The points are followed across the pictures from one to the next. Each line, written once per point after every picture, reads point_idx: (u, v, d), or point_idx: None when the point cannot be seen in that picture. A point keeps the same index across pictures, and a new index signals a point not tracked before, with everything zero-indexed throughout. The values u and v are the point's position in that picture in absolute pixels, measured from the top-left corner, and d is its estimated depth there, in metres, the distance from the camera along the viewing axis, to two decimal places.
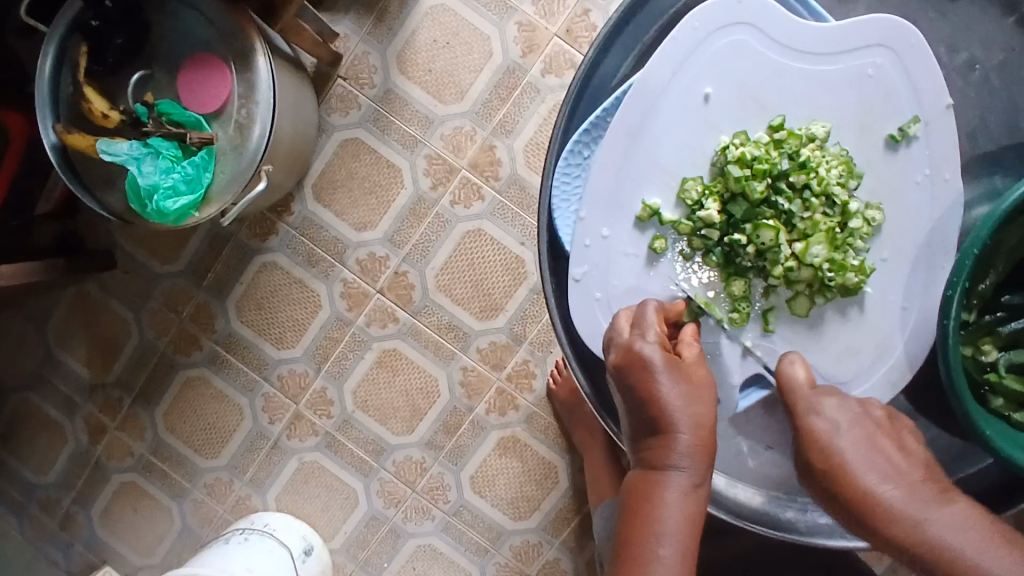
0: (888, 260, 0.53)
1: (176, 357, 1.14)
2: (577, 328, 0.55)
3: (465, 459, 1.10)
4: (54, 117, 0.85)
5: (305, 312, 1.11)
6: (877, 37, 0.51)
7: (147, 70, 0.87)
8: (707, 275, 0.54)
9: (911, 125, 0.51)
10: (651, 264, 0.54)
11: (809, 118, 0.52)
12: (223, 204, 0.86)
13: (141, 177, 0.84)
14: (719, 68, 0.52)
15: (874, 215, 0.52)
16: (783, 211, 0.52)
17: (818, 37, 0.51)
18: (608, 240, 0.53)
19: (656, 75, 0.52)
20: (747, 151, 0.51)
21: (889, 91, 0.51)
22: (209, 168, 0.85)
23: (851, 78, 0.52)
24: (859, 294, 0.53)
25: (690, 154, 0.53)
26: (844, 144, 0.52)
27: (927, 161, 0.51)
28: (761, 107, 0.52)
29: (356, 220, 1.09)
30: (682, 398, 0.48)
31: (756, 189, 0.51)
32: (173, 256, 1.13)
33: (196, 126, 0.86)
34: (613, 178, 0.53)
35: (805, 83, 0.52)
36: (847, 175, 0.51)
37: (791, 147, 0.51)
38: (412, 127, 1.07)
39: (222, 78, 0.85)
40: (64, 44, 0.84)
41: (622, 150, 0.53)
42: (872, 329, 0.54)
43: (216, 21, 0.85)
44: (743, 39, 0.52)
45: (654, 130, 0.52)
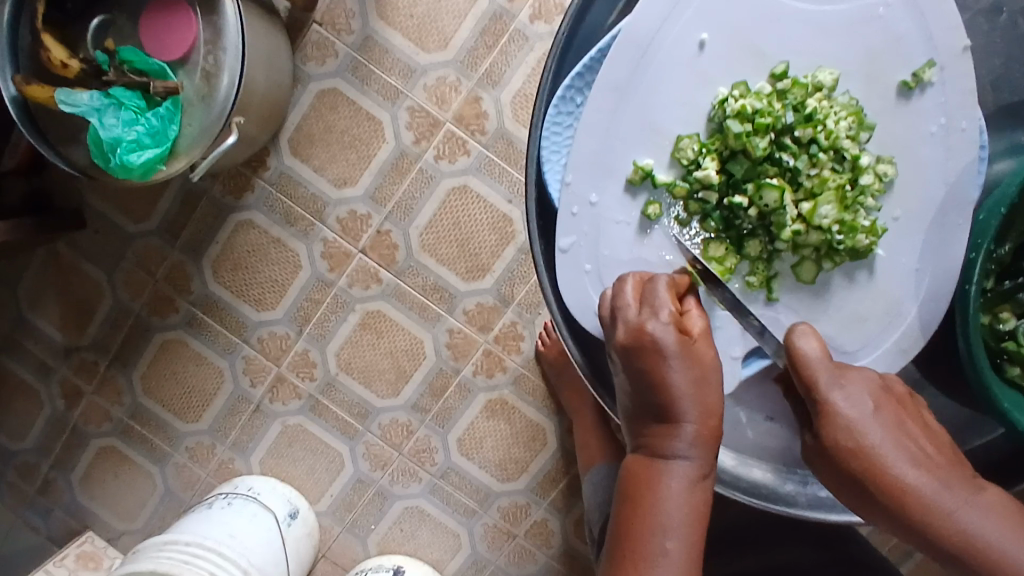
0: (901, 219, 0.50)
1: (152, 319, 1.10)
2: (567, 303, 0.51)
3: (453, 422, 1.08)
4: (12, 68, 0.78)
5: (285, 272, 1.07)
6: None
7: (107, 15, 0.81)
8: (706, 242, 0.51)
9: (926, 70, 0.47)
10: (643, 231, 0.50)
11: (814, 65, 0.48)
12: (192, 158, 0.81)
13: (103, 129, 0.78)
14: (715, 10, 0.48)
15: (885, 170, 0.48)
16: (788, 168, 0.49)
17: None
18: (598, 206, 0.50)
19: (646, 18, 0.47)
20: (748, 104, 0.47)
21: (902, 34, 0.47)
22: (175, 120, 0.79)
23: (862, 19, 0.47)
24: (869, 257, 0.50)
25: (686, 109, 0.49)
26: (853, 92, 0.48)
27: (942, 110, 0.48)
28: (763, 52, 0.48)
29: (335, 176, 1.04)
30: (692, 384, 0.46)
31: (759, 146, 0.48)
32: (145, 214, 1.07)
33: (160, 74, 0.79)
34: (604, 138, 0.49)
35: (809, 26, 0.47)
36: (857, 127, 0.48)
37: (795, 98, 0.48)
38: (393, 78, 1.01)
39: (187, 22, 0.78)
40: None
41: (611, 106, 0.48)
42: (882, 293, 0.51)
43: None
44: None
45: (646, 82, 0.48)
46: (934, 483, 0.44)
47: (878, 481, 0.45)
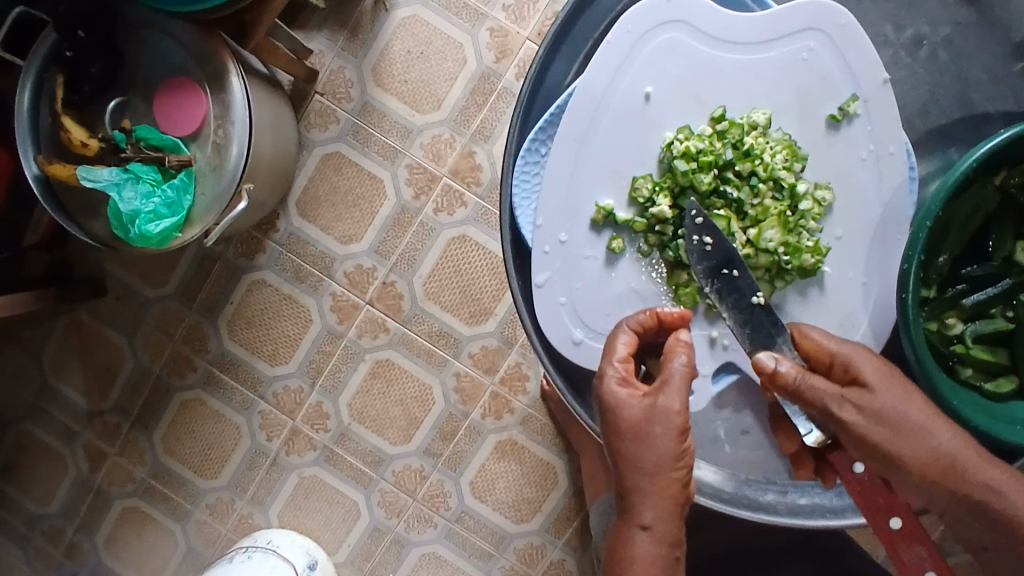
0: (844, 238, 0.55)
1: (172, 380, 1.15)
2: (547, 334, 0.56)
3: (464, 465, 1.11)
4: (35, 149, 0.86)
5: (297, 327, 1.12)
6: (808, 21, 0.53)
7: (123, 97, 0.88)
8: (663, 271, 0.56)
9: (850, 104, 0.53)
10: (610, 264, 0.56)
11: (748, 106, 0.54)
12: (206, 225, 0.87)
13: (122, 203, 0.83)
14: (657, 68, 0.54)
15: (823, 196, 0.54)
16: (733, 200, 0.55)
17: (750, 28, 0.53)
18: (567, 244, 0.55)
19: (597, 78, 0.53)
20: (692, 145, 0.53)
21: (825, 74, 0.53)
22: (189, 190, 0.86)
23: (789, 63, 0.54)
24: (818, 275, 0.56)
25: (638, 154, 0.55)
26: (785, 128, 0.54)
27: (869, 138, 0.53)
28: (704, 99, 0.54)
29: (342, 234, 1.09)
30: (635, 429, 0.50)
31: (703, 181, 0.53)
32: (164, 280, 1.13)
33: (174, 149, 0.86)
34: (567, 184, 0.55)
35: (744, 74, 0.54)
36: (791, 159, 0.54)
37: (733, 137, 0.53)
38: (391, 138, 1.08)
39: (196, 100, 0.85)
40: (42, 75, 0.85)
41: (571, 156, 0.54)
42: (835, 306, 0.56)
43: (189, 44, 0.85)
44: (678, 37, 0.54)
45: (600, 133, 0.54)
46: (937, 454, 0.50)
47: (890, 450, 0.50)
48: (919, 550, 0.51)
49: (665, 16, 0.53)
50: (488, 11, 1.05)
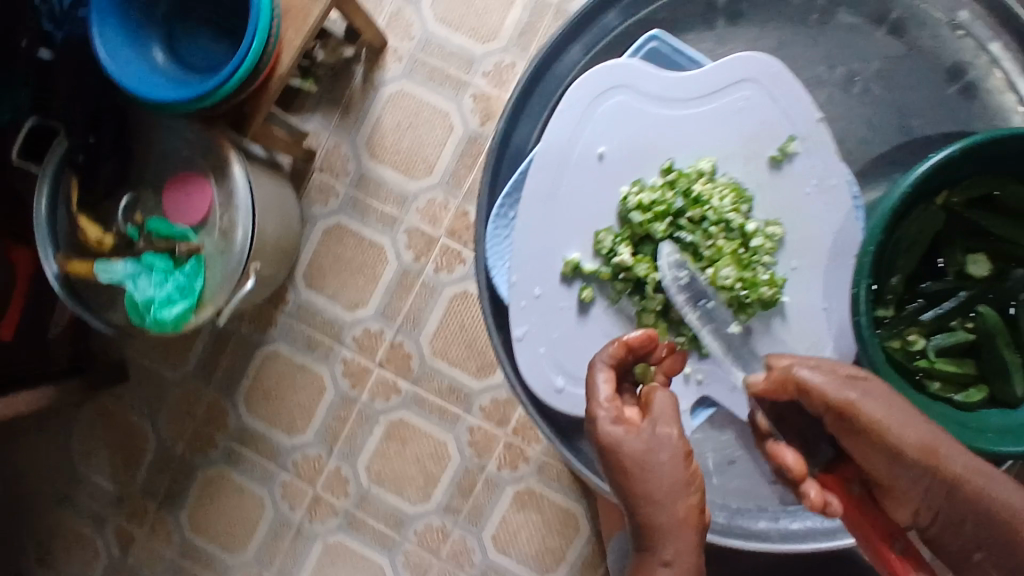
0: (799, 268, 0.60)
1: (194, 457, 1.18)
2: (530, 382, 0.61)
3: (484, 519, 1.11)
4: (54, 247, 0.93)
5: (312, 395, 1.15)
6: (742, 74, 0.59)
7: (134, 193, 0.93)
8: (632, 314, 0.61)
9: (788, 144, 0.60)
10: (583, 312, 0.61)
11: (695, 156, 0.61)
12: (217, 305, 0.90)
13: (138, 293, 0.89)
14: (610, 130, 0.60)
15: (774, 231, 0.60)
16: (689, 243, 0.61)
17: (689, 85, 0.60)
18: (541, 297, 0.60)
19: (554, 143, 0.60)
20: (644, 198, 0.59)
21: (762, 119, 0.60)
22: (200, 275, 0.90)
23: (729, 113, 0.60)
24: (779, 305, 0.60)
25: (600, 209, 0.61)
26: (732, 173, 0.61)
27: (810, 173, 0.60)
28: (654, 153, 0.61)
29: (348, 301, 1.14)
30: (641, 458, 0.49)
31: (659, 229, 0.60)
32: (181, 360, 1.18)
33: (184, 238, 0.91)
34: (536, 242, 0.60)
35: (688, 128, 0.60)
36: (738, 200, 0.60)
37: (682, 186, 0.60)
38: (389, 206, 1.13)
39: (202, 191, 0.91)
40: (57, 179, 0.92)
41: (537, 215, 0.60)
42: (801, 334, 0.60)
43: (193, 139, 0.91)
44: (625, 100, 0.60)
45: (562, 192, 0.60)
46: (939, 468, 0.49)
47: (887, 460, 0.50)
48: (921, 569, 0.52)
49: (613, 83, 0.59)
50: (470, 79, 1.10)
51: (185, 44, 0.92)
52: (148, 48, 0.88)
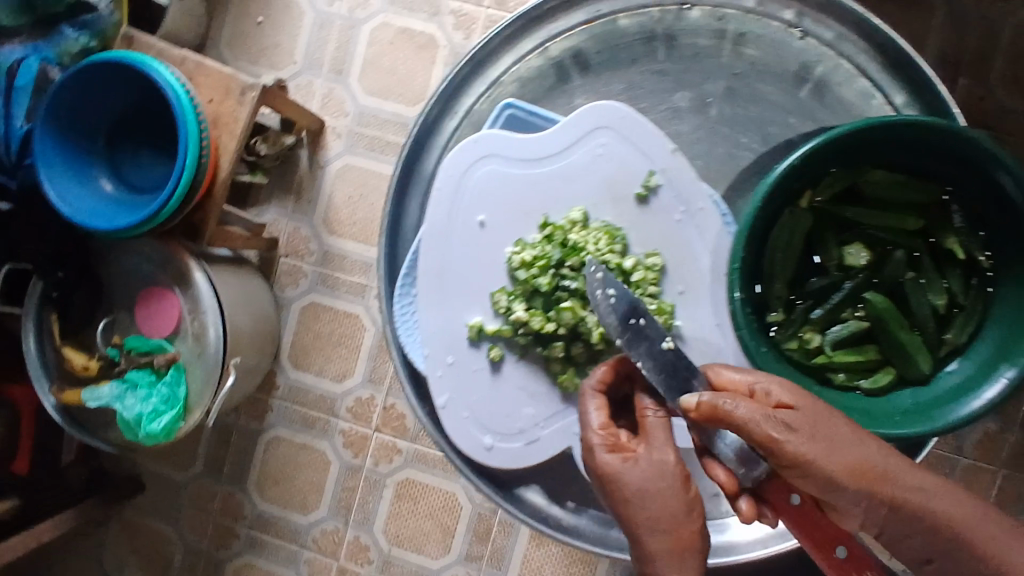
0: (686, 291, 0.65)
1: (219, 552, 1.21)
2: (460, 442, 0.67)
3: (507, 561, 1.12)
4: (49, 379, 0.97)
5: (318, 471, 1.17)
6: (595, 123, 0.65)
7: (110, 316, 0.98)
8: (541, 364, 0.67)
9: (650, 179, 0.65)
10: (496, 369, 0.67)
11: (567, 206, 0.66)
12: (203, 407, 0.94)
13: (127, 410, 0.92)
14: (487, 198, 0.67)
15: (654, 262, 0.65)
16: (575, 289, 0.65)
17: (546, 144, 0.65)
18: (455, 364, 0.67)
19: (438, 218, 0.67)
20: (526, 255, 0.65)
21: (621, 161, 0.66)
22: (181, 382, 0.94)
23: (590, 161, 0.66)
24: (675, 329, 0.65)
25: (492, 272, 0.67)
26: (604, 216, 0.66)
27: (675, 201, 0.65)
28: (531, 211, 0.67)
29: (335, 373, 1.17)
30: (640, 487, 0.54)
31: (543, 282, 0.65)
32: (190, 460, 1.21)
33: (161, 349, 0.95)
34: (440, 314, 0.67)
35: (556, 182, 0.66)
36: (612, 241, 0.64)
37: (558, 239, 0.65)
38: (356, 276, 1.16)
39: (172, 302, 0.95)
40: (39, 316, 0.96)
41: (436, 289, 0.67)
42: (701, 352, 0.64)
43: (153, 255, 0.96)
44: (493, 168, 0.66)
45: (455, 262, 0.67)
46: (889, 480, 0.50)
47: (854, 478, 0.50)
48: None
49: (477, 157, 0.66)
50: None
51: (128, 166, 0.97)
52: (94, 177, 0.93)
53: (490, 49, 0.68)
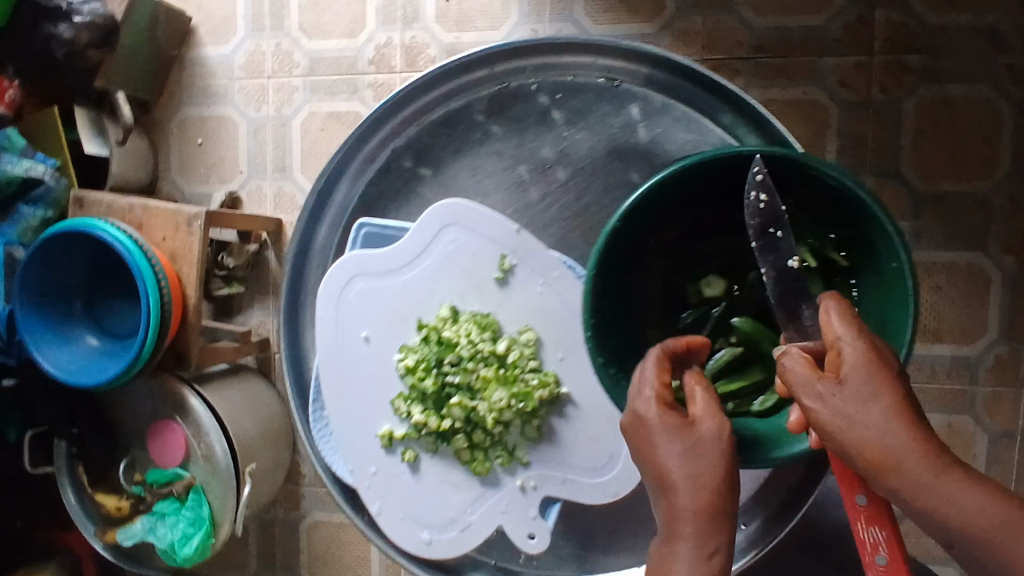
0: (563, 357, 0.73)
1: None
2: (400, 539, 0.76)
3: None
4: (94, 523, 1.05)
5: (362, 545, 1.22)
6: (441, 225, 0.73)
7: (129, 456, 1.06)
8: (453, 454, 0.75)
9: (503, 264, 0.73)
10: (415, 468, 0.76)
11: (436, 306, 0.75)
12: (229, 520, 1.00)
13: (161, 540, 1.01)
14: (366, 315, 0.76)
15: (528, 338, 0.73)
16: (460, 380, 0.74)
17: (402, 255, 0.75)
18: (379, 471, 0.76)
19: (329, 344, 0.77)
20: (409, 360, 0.74)
21: (473, 254, 0.74)
22: (204, 502, 1.00)
23: (445, 260, 0.74)
24: (561, 394, 0.73)
25: (387, 381, 0.76)
26: (471, 306, 0.75)
27: (531, 279, 0.73)
28: (407, 317, 0.76)
29: None
30: (683, 454, 0.55)
31: (429, 383, 0.74)
32: (245, 559, 1.28)
33: (178, 476, 1.01)
34: (353, 429, 0.77)
35: (421, 286, 0.75)
36: (481, 329, 0.73)
37: (434, 339, 0.74)
38: None
39: (176, 430, 1.01)
40: (71, 469, 1.05)
41: (343, 409, 0.77)
42: (592, 412, 0.73)
43: (151, 391, 1.02)
44: (363, 286, 0.75)
45: (355, 379, 0.76)
46: (920, 463, 0.48)
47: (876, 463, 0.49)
48: (877, 533, 0.55)
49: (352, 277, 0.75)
50: None
51: (108, 316, 1.05)
52: (79, 336, 1.01)
53: (340, 173, 0.78)
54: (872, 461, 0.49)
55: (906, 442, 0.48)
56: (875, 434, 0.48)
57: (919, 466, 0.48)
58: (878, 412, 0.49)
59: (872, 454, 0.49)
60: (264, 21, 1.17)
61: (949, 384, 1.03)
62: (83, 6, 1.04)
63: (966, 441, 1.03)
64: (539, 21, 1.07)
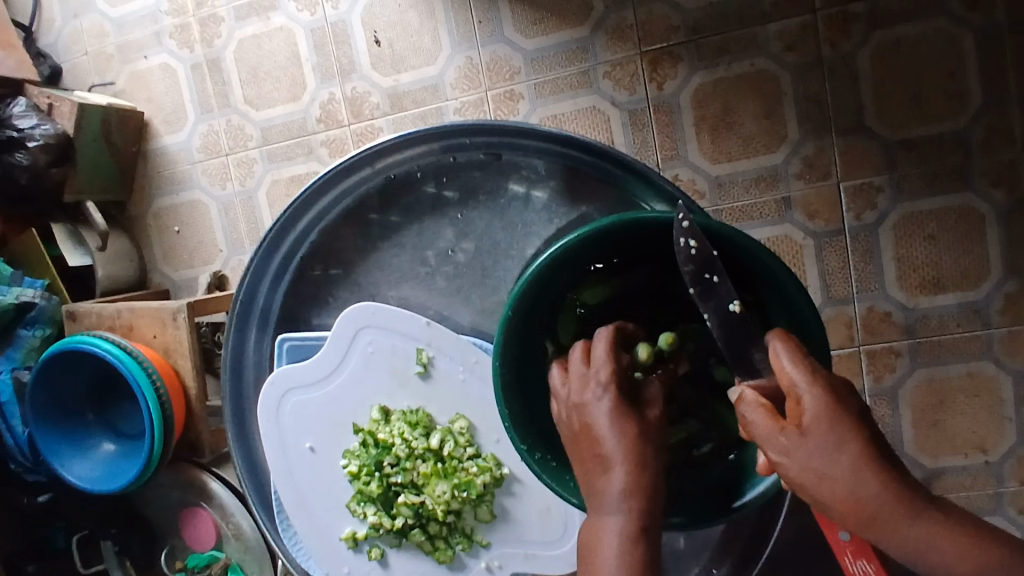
0: (500, 438, 0.72)
1: None
2: None
3: None
4: None
5: None
6: (354, 331, 0.73)
7: (169, 544, 1.10)
8: (417, 548, 0.75)
9: (421, 358, 0.72)
10: (384, 563, 0.76)
11: (368, 406, 0.75)
12: None
13: None
14: (305, 425, 0.76)
15: (460, 426, 0.72)
16: (405, 477, 0.74)
17: (325, 364, 0.74)
18: (351, 571, 0.76)
19: (276, 459, 0.76)
20: (351, 466, 0.74)
21: (390, 352, 0.73)
22: None
23: (366, 362, 0.74)
24: (504, 474, 0.72)
25: (339, 486, 0.76)
26: (400, 402, 0.74)
27: (450, 366, 0.72)
28: (344, 422, 0.75)
29: None
30: (617, 428, 0.52)
31: (373, 486, 0.73)
32: None
33: (215, 557, 1.04)
34: (317, 537, 0.76)
35: (350, 390, 0.75)
36: (412, 425, 0.73)
37: (371, 441, 0.74)
38: None
39: (205, 515, 1.05)
40: (122, 564, 1.10)
41: (305, 518, 0.76)
42: (537, 488, 0.72)
43: (175, 482, 1.07)
44: (297, 399, 0.75)
45: (308, 487, 0.76)
46: (896, 509, 0.42)
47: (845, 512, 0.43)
48: (864, 565, 0.59)
49: (284, 393, 0.76)
50: None
51: (121, 421, 1.09)
52: (97, 446, 1.06)
53: (258, 282, 0.78)
54: (845, 511, 0.43)
55: (877, 490, 0.42)
56: (845, 480, 0.43)
57: (892, 513, 0.42)
58: (843, 459, 0.43)
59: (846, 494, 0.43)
60: (211, 101, 1.19)
61: (962, 332, 0.97)
62: (36, 130, 1.08)
63: (991, 387, 0.97)
64: (472, 48, 1.07)
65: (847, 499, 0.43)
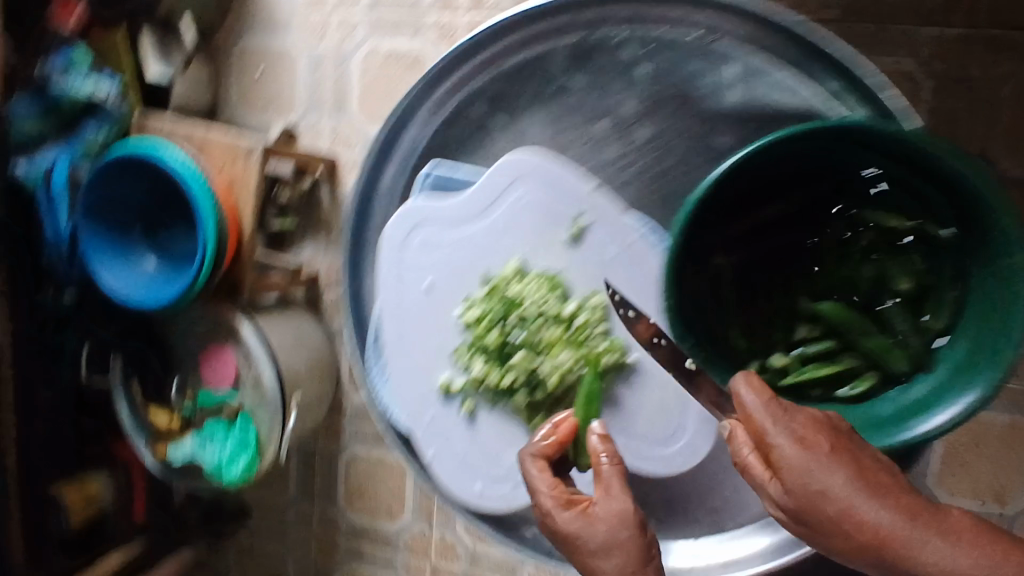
0: (629, 323, 0.78)
1: (326, 561, 1.31)
2: (449, 474, 0.84)
3: None
4: (144, 437, 1.09)
5: (397, 483, 1.24)
6: (515, 183, 0.80)
7: (180, 376, 1.10)
8: (507, 403, 0.82)
9: (577, 228, 0.79)
10: (468, 411, 0.83)
11: (505, 261, 0.82)
12: (274, 445, 1.03)
13: (209, 458, 1.05)
14: (432, 262, 0.84)
15: (595, 302, 0.78)
16: (524, 337, 0.79)
17: (475, 210, 0.82)
18: (435, 411, 0.84)
19: (392, 289, 0.85)
20: (473, 313, 0.81)
21: (545, 215, 0.80)
22: (251, 424, 1.04)
23: (514, 218, 0.81)
24: (624, 359, 0.78)
25: (451, 328, 0.84)
26: (538, 265, 0.81)
27: (600, 244, 0.78)
28: (474, 270, 0.83)
29: None
30: (584, 522, 0.62)
31: (490, 336, 0.80)
32: (285, 484, 1.33)
33: (227, 400, 1.05)
34: (411, 369, 0.85)
35: (490, 240, 0.82)
36: (547, 288, 0.79)
37: (501, 295, 0.80)
38: None
39: (227, 356, 1.05)
40: (126, 385, 1.10)
41: (403, 348, 0.85)
42: (653, 380, 0.78)
43: (205, 316, 1.06)
44: (431, 235, 0.83)
45: (417, 322, 0.84)
46: (900, 517, 0.48)
47: (850, 521, 0.50)
48: None
49: (419, 225, 0.83)
50: None
51: (168, 241, 1.06)
52: (138, 258, 1.03)
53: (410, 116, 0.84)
54: (852, 521, 0.49)
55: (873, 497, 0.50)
56: (847, 492, 0.50)
57: (892, 519, 0.49)
58: (844, 473, 0.51)
59: (863, 496, 0.50)
60: None
61: None
62: None
63: None
64: None
65: (856, 510, 0.49)
